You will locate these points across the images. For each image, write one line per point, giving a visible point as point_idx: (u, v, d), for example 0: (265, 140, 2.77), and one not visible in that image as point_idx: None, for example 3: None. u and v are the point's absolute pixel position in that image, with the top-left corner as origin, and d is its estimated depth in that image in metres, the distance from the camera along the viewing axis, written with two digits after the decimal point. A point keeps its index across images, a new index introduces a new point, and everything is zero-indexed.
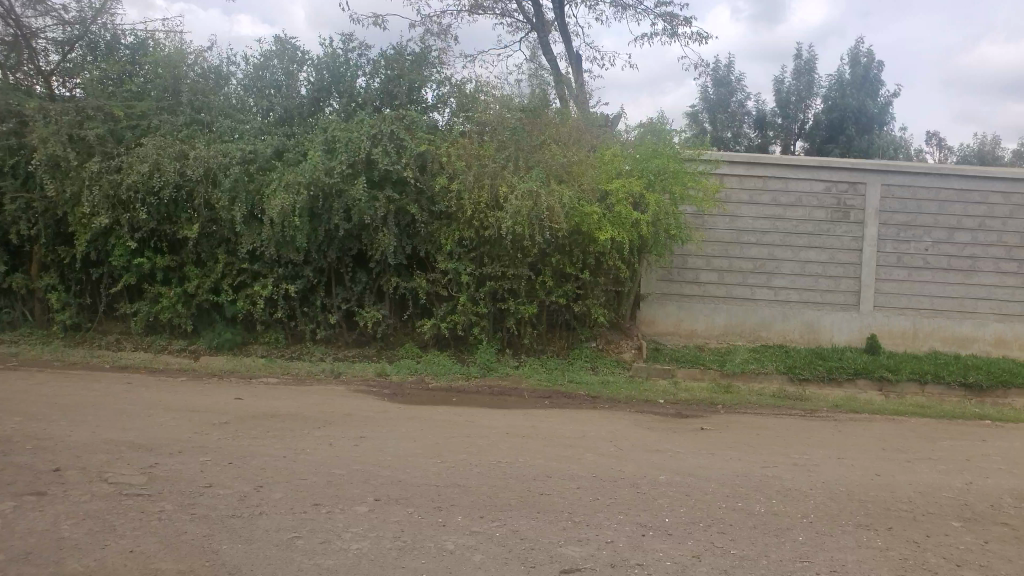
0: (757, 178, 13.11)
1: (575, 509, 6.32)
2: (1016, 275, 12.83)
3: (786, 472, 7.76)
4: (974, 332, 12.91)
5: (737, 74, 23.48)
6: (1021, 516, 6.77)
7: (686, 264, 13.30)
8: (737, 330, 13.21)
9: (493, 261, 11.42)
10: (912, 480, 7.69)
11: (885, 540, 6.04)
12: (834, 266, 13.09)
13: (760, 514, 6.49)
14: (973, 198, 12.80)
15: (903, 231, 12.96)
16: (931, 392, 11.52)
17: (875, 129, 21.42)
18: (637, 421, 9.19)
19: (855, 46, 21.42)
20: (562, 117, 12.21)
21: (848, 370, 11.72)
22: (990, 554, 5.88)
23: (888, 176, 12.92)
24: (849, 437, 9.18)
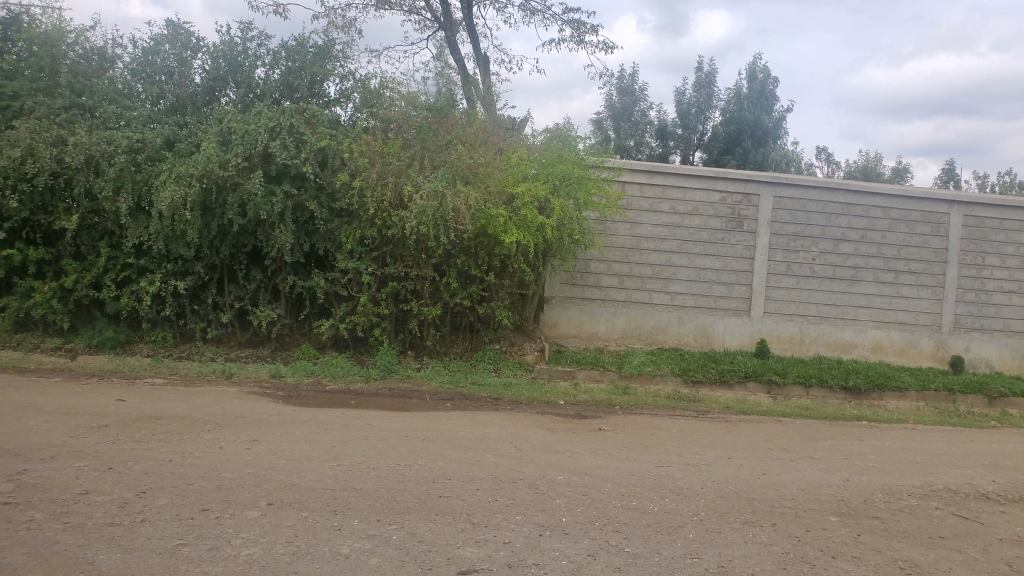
0: (657, 186, 13.52)
1: (474, 511, 6.32)
2: (893, 285, 13.70)
3: (679, 472, 8.01)
4: (855, 339, 13.68)
5: (642, 83, 24.19)
6: (891, 510, 7.24)
7: (588, 268, 13.54)
8: (636, 334, 13.55)
9: (395, 261, 11.30)
10: (795, 478, 8.08)
11: (769, 535, 6.33)
12: (727, 273, 13.62)
13: (654, 513, 6.67)
14: (856, 212, 13.60)
15: (792, 242, 13.63)
16: (814, 394, 12.17)
17: (769, 142, 22.42)
18: (537, 422, 9.28)
19: (753, 62, 22.39)
20: (469, 118, 12.17)
21: (739, 373, 12.23)
22: (863, 546, 6.26)
23: (779, 189, 13.55)
24: (738, 437, 9.58)
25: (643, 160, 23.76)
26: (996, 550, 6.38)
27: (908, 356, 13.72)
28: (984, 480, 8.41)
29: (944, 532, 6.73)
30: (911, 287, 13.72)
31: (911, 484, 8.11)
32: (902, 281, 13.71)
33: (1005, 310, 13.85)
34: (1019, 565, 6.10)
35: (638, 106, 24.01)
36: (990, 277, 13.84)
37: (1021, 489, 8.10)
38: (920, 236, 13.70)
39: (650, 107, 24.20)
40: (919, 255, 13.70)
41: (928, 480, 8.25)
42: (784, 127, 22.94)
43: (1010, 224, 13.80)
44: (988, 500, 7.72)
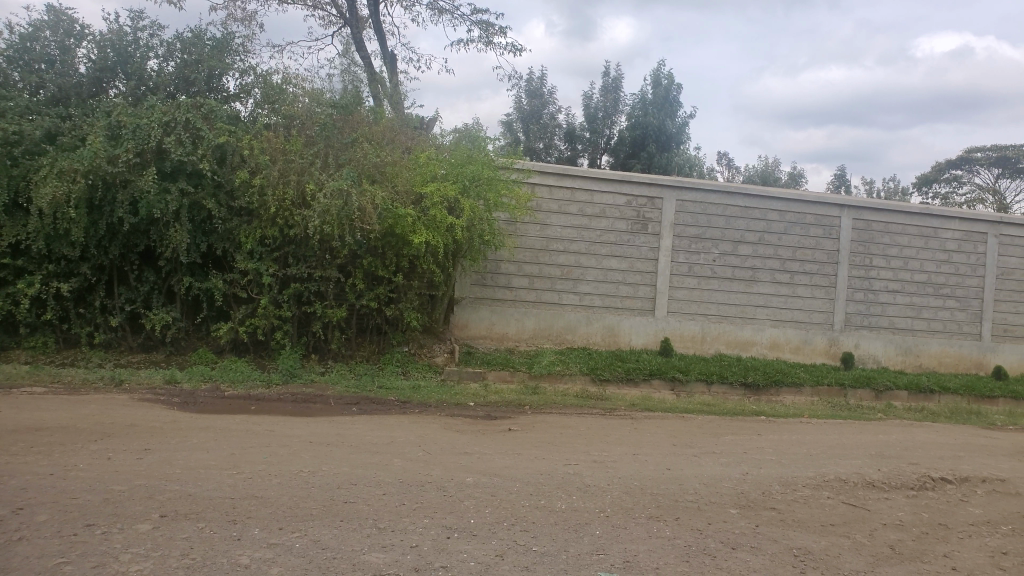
0: (566, 189, 13.70)
1: (381, 516, 6.21)
2: (789, 286, 14.36)
3: (586, 470, 8.12)
4: (754, 337, 14.24)
5: (550, 86, 24.52)
6: (787, 500, 7.56)
7: (499, 269, 13.58)
8: (545, 334, 13.68)
9: (298, 261, 11.02)
10: (697, 473, 8.34)
11: (672, 529, 6.49)
12: (633, 274, 13.93)
13: (561, 511, 6.74)
14: (754, 215, 14.18)
15: (694, 244, 14.08)
16: (715, 391, 12.61)
17: (673, 147, 23.06)
18: (446, 424, 9.21)
19: (658, 68, 22.99)
20: (375, 116, 11.97)
21: (645, 371, 12.52)
22: (760, 536, 6.52)
23: (682, 193, 13.99)
24: (644, 433, 9.79)
25: (552, 163, 24.21)
26: (880, 534, 6.76)
27: (802, 353, 14.38)
28: (870, 469, 8.91)
29: (834, 519, 7.09)
30: (805, 288, 14.41)
31: (804, 475, 8.50)
32: (797, 281, 14.38)
33: (890, 309, 14.73)
34: (901, 547, 6.49)
35: (546, 109, 24.31)
36: (877, 277, 14.68)
37: (903, 476, 8.63)
38: (813, 239, 14.41)
39: (558, 110, 24.53)
40: (812, 257, 14.41)
41: (820, 471, 8.66)
42: (687, 132, 23.65)
43: (895, 227, 14.70)
44: (874, 488, 8.18)
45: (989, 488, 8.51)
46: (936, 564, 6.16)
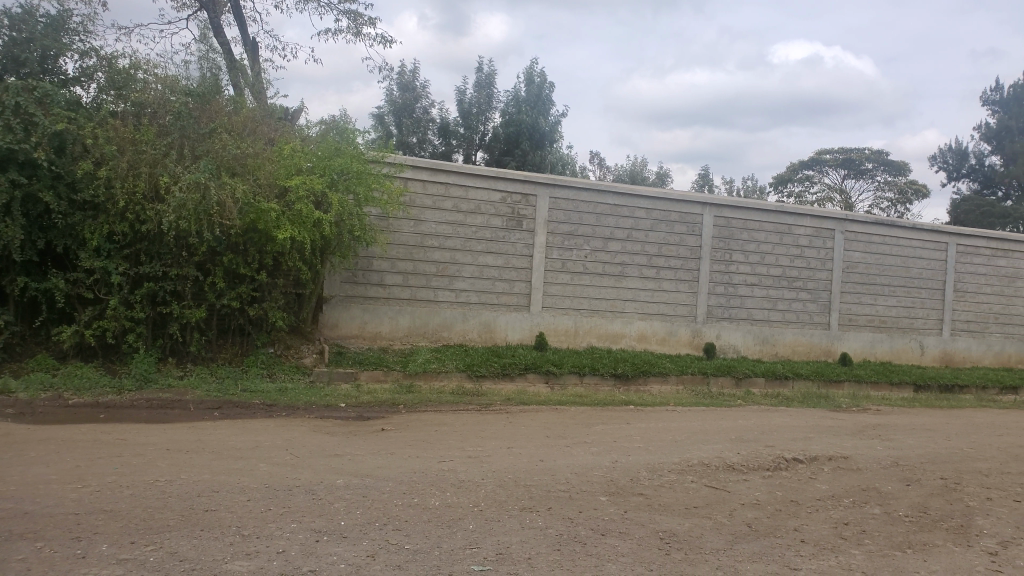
0: (440, 184, 13.63)
1: (245, 522, 5.95)
2: (656, 280, 14.96)
3: (460, 466, 8.12)
4: (623, 330, 14.73)
5: (423, 81, 24.40)
6: (654, 485, 7.87)
7: (370, 266, 13.27)
8: (420, 331, 13.56)
9: (151, 259, 10.42)
10: (569, 463, 8.53)
11: (545, 519, 6.59)
12: (508, 270, 14.06)
13: (435, 508, 6.70)
14: (623, 213, 14.67)
15: (567, 240, 14.37)
16: (588, 382, 12.95)
17: (546, 145, 23.47)
18: (316, 426, 8.94)
19: (531, 66, 23.30)
20: (235, 106, 11.40)
21: (520, 366, 12.66)
22: (628, 521, 6.73)
23: (555, 190, 14.26)
24: (518, 427, 9.90)
25: (426, 158, 24.17)
26: (738, 513, 7.15)
27: (668, 345, 15.03)
28: (730, 452, 9.42)
29: (698, 501, 7.43)
30: (671, 282, 15.06)
31: (670, 460, 8.87)
32: (664, 276, 15.00)
33: (748, 301, 15.64)
34: (757, 524, 6.89)
35: (419, 103, 24.14)
36: (737, 272, 15.54)
37: (760, 458, 9.18)
38: (678, 235, 15.07)
39: (432, 105, 24.42)
40: (677, 252, 15.07)
41: (685, 456, 9.07)
42: (560, 131, 24.14)
43: (752, 225, 15.62)
44: (734, 470, 8.64)
45: (834, 465, 9.19)
46: (787, 538, 6.58)
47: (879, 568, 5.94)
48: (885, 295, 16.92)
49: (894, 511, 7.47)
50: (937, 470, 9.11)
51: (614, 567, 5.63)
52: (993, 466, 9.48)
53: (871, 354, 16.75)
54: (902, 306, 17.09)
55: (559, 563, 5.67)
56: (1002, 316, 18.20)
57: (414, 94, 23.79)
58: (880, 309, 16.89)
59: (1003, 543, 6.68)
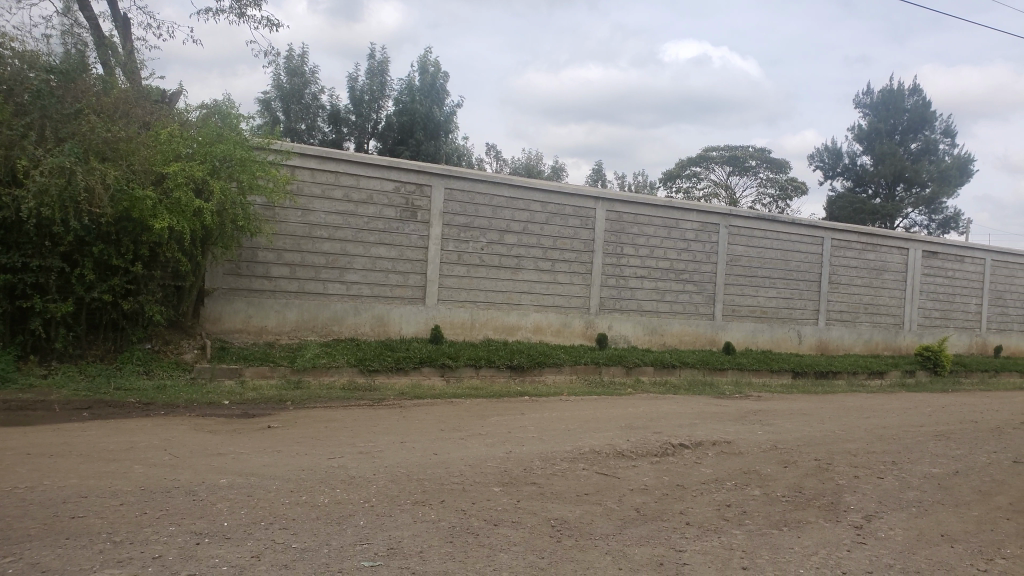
0: (329, 172, 13.28)
1: (117, 528, 5.62)
2: (551, 273, 15.15)
3: (351, 462, 7.97)
4: (519, 322, 14.85)
5: (312, 66, 23.73)
6: (546, 474, 7.98)
7: (255, 257, 12.81)
8: (309, 325, 13.19)
9: (9, 249, 9.66)
10: (463, 455, 8.51)
11: (437, 513, 6.55)
12: (402, 262, 13.88)
13: (323, 505, 6.53)
14: (519, 206, 14.77)
15: (462, 232, 14.32)
16: (483, 375, 12.99)
17: (440, 135, 23.34)
18: (197, 425, 8.54)
19: (425, 54, 23.02)
20: (105, 85, 10.66)
21: (414, 359, 12.53)
22: (521, 510, 6.79)
23: (450, 181, 14.18)
24: (412, 421, 9.80)
25: (315, 145, 23.66)
26: (627, 499, 7.35)
27: (563, 336, 15.28)
28: (620, 440, 9.68)
29: (589, 489, 7.59)
30: (565, 275, 15.29)
31: (562, 449, 9.02)
32: (558, 268, 15.21)
33: (638, 293, 16.11)
34: (645, 509, 7.10)
35: (308, 89, 23.44)
36: (628, 264, 15.97)
37: (648, 445, 9.46)
38: (572, 229, 15.32)
39: (322, 90, 23.78)
40: (571, 245, 15.32)
41: (576, 445, 9.25)
42: (456, 121, 24.00)
43: (642, 219, 16.09)
44: (623, 457, 8.88)
45: (718, 450, 9.60)
46: (673, 521, 6.81)
47: (757, 547, 6.24)
48: (766, 287, 17.80)
49: (771, 492, 7.87)
50: (811, 452, 9.68)
51: (507, 557, 5.66)
52: (860, 446, 10.16)
53: (752, 343, 17.61)
54: (781, 297, 18.03)
55: (450, 555, 5.64)
56: (871, 306, 19.51)
57: (303, 80, 23.09)
58: (761, 301, 17.77)
59: (868, 517, 7.16)
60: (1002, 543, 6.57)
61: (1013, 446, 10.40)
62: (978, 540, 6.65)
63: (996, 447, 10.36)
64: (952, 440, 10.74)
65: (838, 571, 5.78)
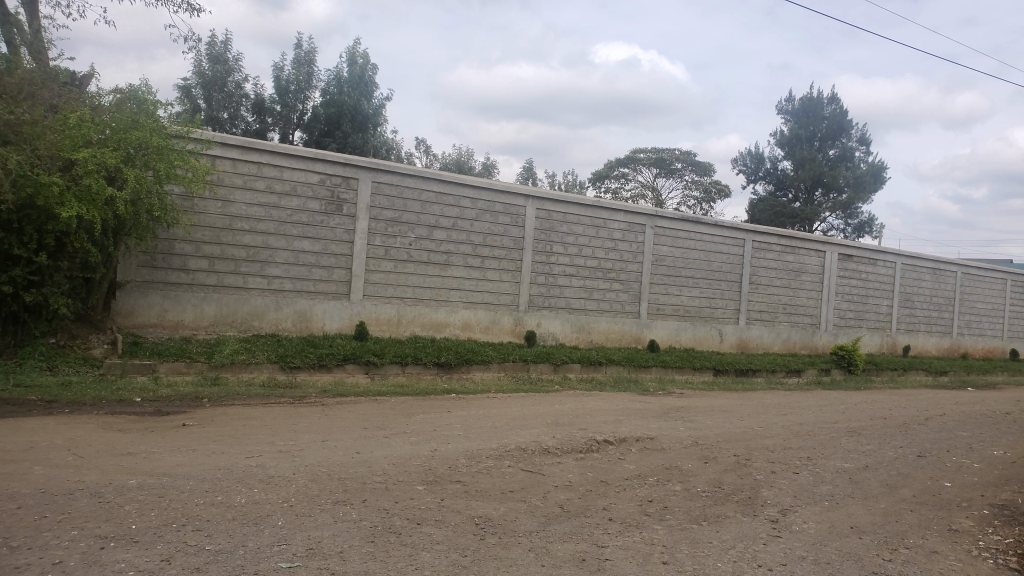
0: (251, 163, 12.91)
1: (14, 533, 5.31)
2: (480, 270, 15.13)
3: (270, 461, 7.75)
4: (447, 319, 14.77)
5: (235, 54, 23.06)
6: (471, 472, 7.95)
7: (171, 249, 12.36)
8: (228, 320, 12.80)
9: None
10: (387, 454, 8.41)
11: (359, 512, 6.44)
12: (326, 257, 13.61)
13: (240, 505, 6.33)
14: (448, 201, 14.69)
15: (390, 227, 14.14)
16: (409, 372, 12.87)
17: (369, 128, 23.02)
18: (105, 423, 8.16)
19: (354, 46, 22.63)
20: (8, 64, 10.09)
21: (338, 356, 12.31)
22: (444, 509, 6.74)
23: (377, 174, 13.99)
24: (334, 419, 9.61)
25: (238, 135, 22.97)
26: (551, 496, 7.39)
27: (491, 333, 15.28)
28: (546, 437, 9.73)
29: (513, 486, 7.60)
30: (494, 272, 15.29)
31: (487, 447, 9.00)
32: (486, 265, 15.19)
33: (566, 291, 16.25)
34: (569, 505, 7.15)
35: (231, 77, 22.74)
36: (557, 262, 16.08)
37: (573, 442, 9.54)
38: (502, 226, 15.33)
39: (245, 79, 23.12)
40: (501, 243, 15.33)
41: (502, 442, 9.25)
42: (385, 115, 23.69)
43: (571, 218, 16.23)
44: (549, 454, 8.93)
45: (641, 446, 9.75)
46: (596, 517, 6.87)
47: (677, 541, 6.36)
48: (690, 287, 18.22)
49: (692, 487, 8.05)
50: (730, 448, 9.94)
51: (429, 556, 5.60)
52: (777, 442, 10.50)
53: (676, 341, 18.01)
54: (704, 297, 18.49)
55: (372, 554, 5.54)
56: (790, 307, 20.20)
57: (226, 68, 22.38)
58: (685, 300, 18.18)
59: (783, 512, 7.39)
60: (906, 534, 6.89)
61: (917, 442, 10.94)
62: (884, 532, 6.94)
63: (902, 442, 10.87)
64: (862, 436, 11.22)
65: (754, 564, 5.94)
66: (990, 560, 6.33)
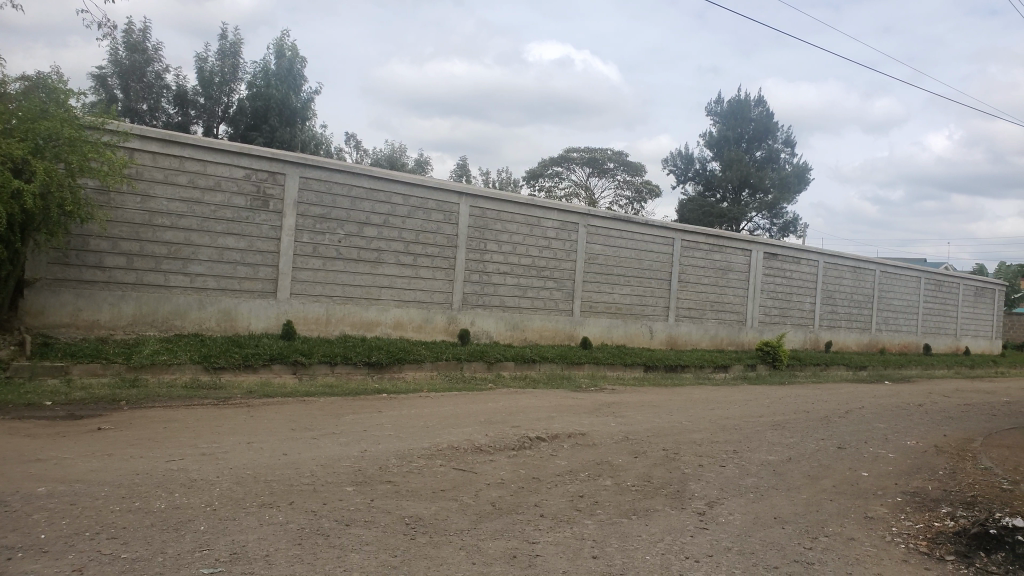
0: (173, 157, 12.49)
1: None
2: (412, 268, 15.01)
3: (191, 464, 7.51)
4: (378, 317, 14.60)
5: (154, 43, 22.16)
6: (402, 472, 7.87)
7: (86, 246, 11.86)
8: (148, 320, 12.35)
9: None
10: (315, 455, 8.25)
11: (285, 514, 6.30)
12: (252, 254, 13.26)
13: (159, 511, 6.11)
14: (379, 198, 14.51)
15: (318, 224, 13.87)
16: (339, 372, 12.66)
17: (297, 122, 22.56)
18: (12, 429, 7.77)
19: (282, 38, 22.06)
20: None
21: (264, 356, 12.02)
22: (374, 509, 6.65)
23: (305, 170, 13.71)
24: (260, 421, 9.38)
25: (158, 127, 22.34)
26: (483, 494, 7.38)
27: (424, 332, 15.18)
28: (478, 435, 9.71)
29: (445, 485, 7.56)
30: (427, 270, 15.20)
31: (419, 446, 8.93)
32: (419, 263, 15.08)
33: (500, 289, 16.27)
34: (500, 503, 7.16)
35: (151, 67, 21.86)
36: (490, 260, 16.08)
37: (505, 439, 9.56)
38: (434, 223, 15.24)
39: (166, 69, 22.34)
40: (433, 240, 15.24)
41: (434, 441, 9.20)
42: (314, 109, 23.27)
43: (504, 215, 16.25)
44: (481, 452, 8.92)
45: (573, 442, 9.84)
46: (527, 513, 6.90)
47: (607, 535, 6.44)
48: (621, 284, 18.49)
49: (622, 482, 8.17)
50: (659, 442, 10.13)
51: (358, 557, 5.52)
52: (704, 436, 10.74)
53: (608, 338, 18.25)
54: (635, 295, 18.79)
55: (299, 557, 5.42)
56: (717, 304, 20.71)
57: (145, 58, 21.43)
58: (617, 298, 18.44)
59: (710, 504, 7.57)
60: (826, 523, 7.14)
61: (837, 434, 11.36)
62: (805, 521, 7.18)
63: (823, 435, 11.28)
64: (785, 429, 11.59)
65: (682, 555, 6.05)
66: (903, 545, 6.63)
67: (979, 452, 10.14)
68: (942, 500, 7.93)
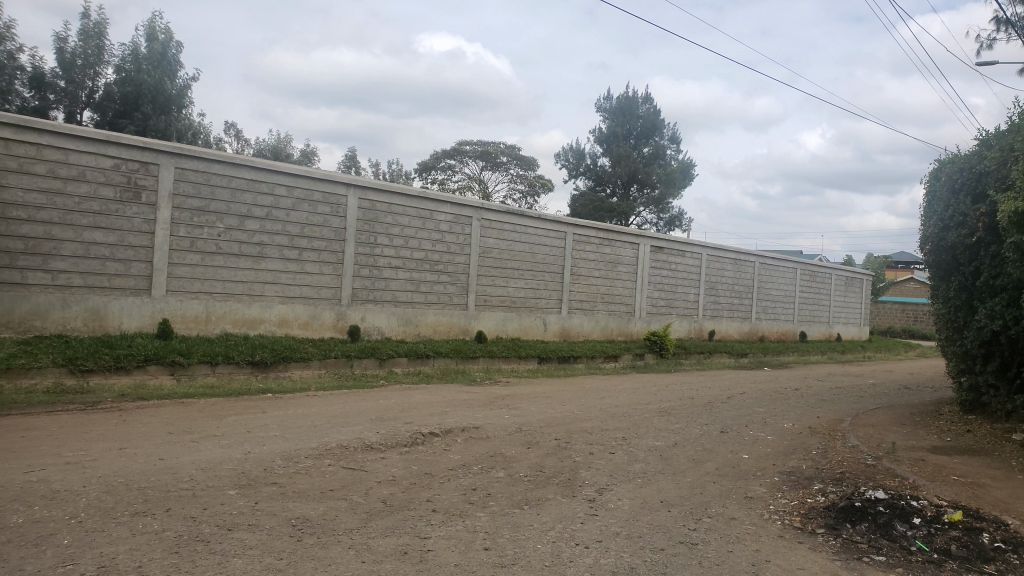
0: (29, 144, 11.62)
1: None
2: (298, 262, 14.57)
3: (54, 474, 7.00)
4: (262, 314, 14.09)
5: (5, 20, 20.50)
6: (288, 473, 7.62)
7: None
8: (2, 321, 11.45)
9: None
10: (194, 459, 7.87)
11: (161, 522, 5.97)
12: (123, 249, 12.50)
13: (16, 526, 5.66)
14: (262, 189, 14.01)
15: (196, 217, 13.24)
16: (220, 372, 12.14)
17: (173, 110, 21.51)
18: None
19: (152, 20, 20.91)
20: None
21: (138, 357, 11.37)
22: (259, 513, 6.41)
23: (181, 160, 13.05)
24: (133, 425, 8.86)
25: (12, 112, 20.69)
26: (374, 492, 7.26)
27: (312, 329, 14.78)
28: (370, 433, 9.54)
29: (333, 484, 7.38)
30: (314, 264, 14.81)
31: (306, 446, 8.68)
32: (305, 257, 14.66)
33: (392, 284, 16.05)
34: (392, 500, 7.05)
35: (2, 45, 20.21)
36: (380, 254, 15.82)
37: (398, 436, 9.43)
38: (321, 216, 14.86)
39: (19, 48, 20.71)
40: (320, 233, 14.85)
41: (322, 441, 8.96)
42: (189, 97, 22.21)
43: (395, 209, 16.02)
44: (372, 450, 8.76)
45: (465, 436, 9.82)
46: (419, 509, 6.83)
47: (499, 527, 6.46)
48: (515, 278, 18.63)
49: (514, 473, 8.22)
50: (551, 432, 10.27)
51: (240, 562, 5.30)
52: (594, 425, 10.98)
53: (502, 332, 18.36)
54: (529, 288, 18.98)
55: (175, 567, 5.15)
56: (607, 296, 21.21)
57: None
58: (510, 292, 18.56)
59: (599, 491, 7.74)
60: (708, 504, 7.44)
61: (719, 419, 11.86)
62: (689, 503, 7.46)
63: (706, 420, 11.75)
64: (671, 415, 11.99)
65: (572, 542, 6.16)
66: (778, 521, 6.99)
67: (848, 432, 10.83)
68: (814, 478, 8.43)
